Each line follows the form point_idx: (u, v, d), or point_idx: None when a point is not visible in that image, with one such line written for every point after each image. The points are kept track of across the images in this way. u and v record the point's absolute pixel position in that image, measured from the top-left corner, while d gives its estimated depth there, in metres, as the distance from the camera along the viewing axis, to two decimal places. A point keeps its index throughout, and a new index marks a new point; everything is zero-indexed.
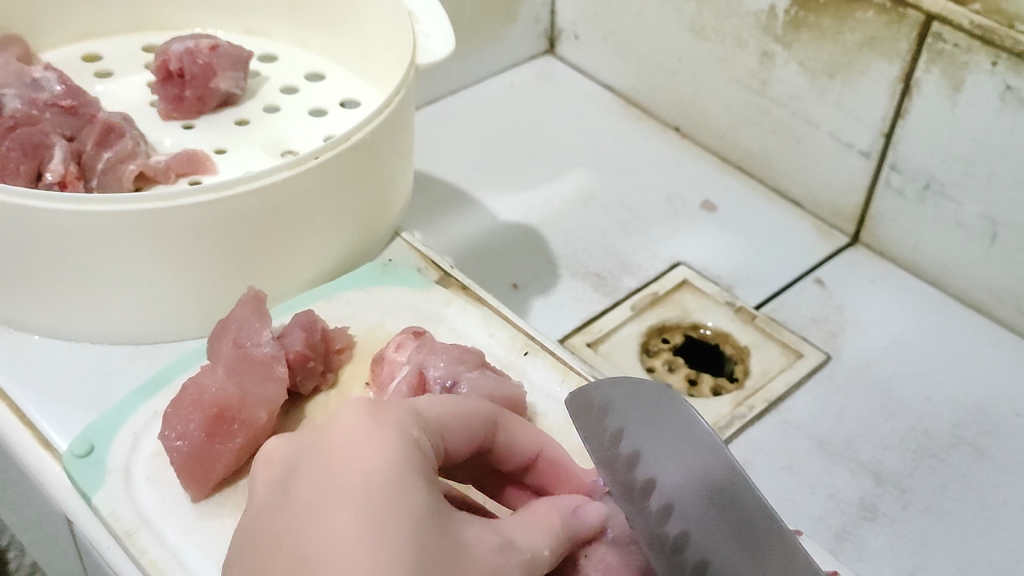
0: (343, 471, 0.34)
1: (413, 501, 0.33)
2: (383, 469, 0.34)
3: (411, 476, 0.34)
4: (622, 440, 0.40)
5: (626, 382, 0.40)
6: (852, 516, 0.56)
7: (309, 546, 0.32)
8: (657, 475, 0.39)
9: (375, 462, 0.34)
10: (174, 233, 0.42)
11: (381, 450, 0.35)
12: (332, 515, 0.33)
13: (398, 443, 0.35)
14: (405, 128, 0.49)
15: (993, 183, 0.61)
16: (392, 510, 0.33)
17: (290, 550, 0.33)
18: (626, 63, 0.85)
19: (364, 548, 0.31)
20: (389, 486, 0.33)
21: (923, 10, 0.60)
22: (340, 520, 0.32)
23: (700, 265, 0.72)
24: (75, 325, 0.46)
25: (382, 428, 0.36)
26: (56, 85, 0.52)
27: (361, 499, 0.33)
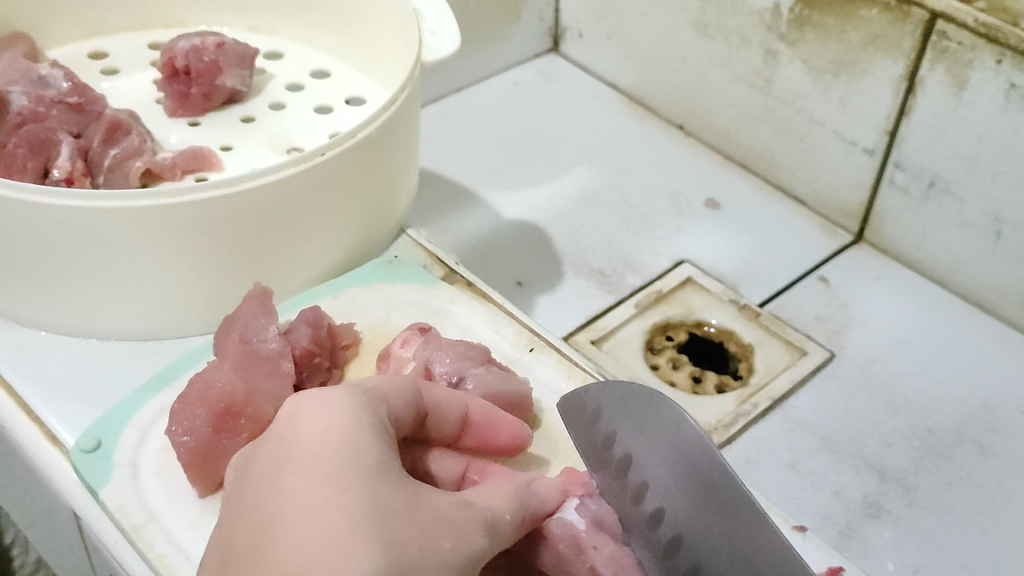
0: (297, 436, 0.35)
1: (368, 455, 0.35)
2: (337, 428, 0.35)
3: (365, 432, 0.36)
4: (614, 442, 0.41)
5: (615, 386, 0.41)
6: (857, 514, 0.56)
7: (269, 507, 0.34)
8: (648, 478, 0.40)
9: (330, 422, 0.36)
10: (182, 229, 0.43)
11: (334, 412, 0.36)
12: (287, 476, 0.34)
13: (350, 405, 0.36)
14: (410, 126, 0.49)
15: (997, 181, 0.61)
16: (348, 465, 0.34)
17: (250, 516, 0.34)
18: (630, 61, 0.85)
19: (321, 501, 0.33)
20: (342, 442, 0.35)
21: (927, 8, 0.60)
22: (296, 480, 0.34)
23: (704, 262, 0.72)
24: (82, 321, 0.46)
25: (338, 393, 0.37)
26: (64, 82, 0.52)
27: (316, 458, 0.34)
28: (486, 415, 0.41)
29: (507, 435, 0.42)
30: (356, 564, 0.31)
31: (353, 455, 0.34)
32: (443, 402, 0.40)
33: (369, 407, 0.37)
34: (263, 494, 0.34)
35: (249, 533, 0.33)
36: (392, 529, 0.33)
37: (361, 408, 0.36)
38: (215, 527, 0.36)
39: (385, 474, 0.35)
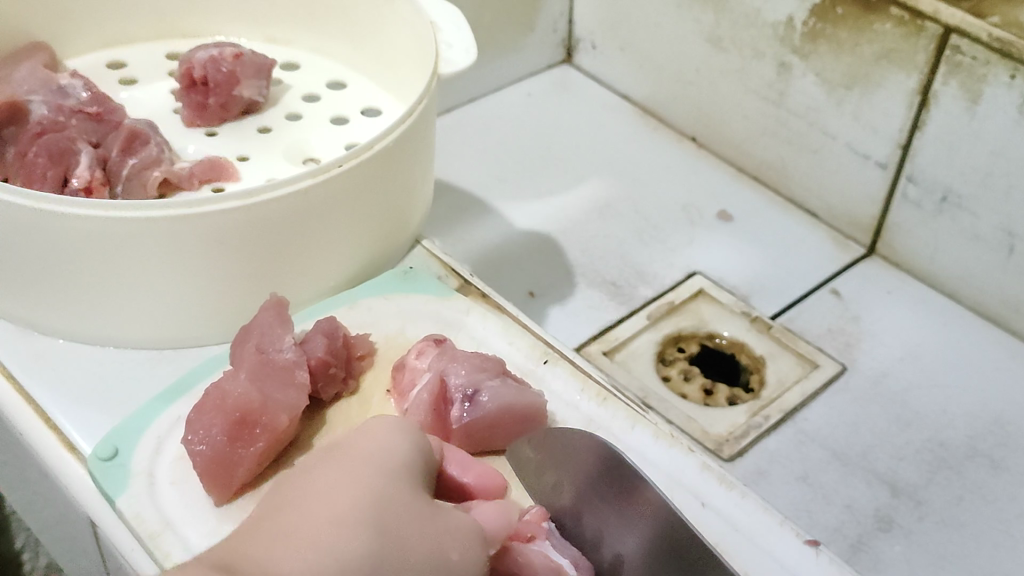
0: (358, 450, 0.38)
1: (402, 472, 0.37)
2: (379, 440, 0.38)
3: (411, 458, 0.38)
4: (562, 489, 0.42)
5: (548, 437, 0.42)
6: (869, 527, 0.57)
7: (297, 490, 0.36)
8: (602, 524, 0.41)
9: (387, 450, 0.38)
10: (201, 239, 0.43)
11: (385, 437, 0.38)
12: (316, 476, 0.37)
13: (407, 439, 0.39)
14: (426, 136, 0.50)
15: (1010, 196, 0.61)
16: (378, 473, 0.36)
17: (281, 496, 0.36)
18: (643, 72, 0.85)
19: (338, 505, 0.35)
20: (376, 450, 0.38)
21: (941, 23, 0.60)
22: (328, 479, 0.36)
23: (716, 274, 0.72)
24: (101, 330, 0.47)
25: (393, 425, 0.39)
26: (83, 92, 0.52)
27: (358, 470, 0.36)
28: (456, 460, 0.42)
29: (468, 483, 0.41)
30: (341, 557, 0.33)
31: (388, 470, 0.37)
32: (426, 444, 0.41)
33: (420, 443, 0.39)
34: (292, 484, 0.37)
35: (272, 508, 0.36)
36: (390, 537, 0.34)
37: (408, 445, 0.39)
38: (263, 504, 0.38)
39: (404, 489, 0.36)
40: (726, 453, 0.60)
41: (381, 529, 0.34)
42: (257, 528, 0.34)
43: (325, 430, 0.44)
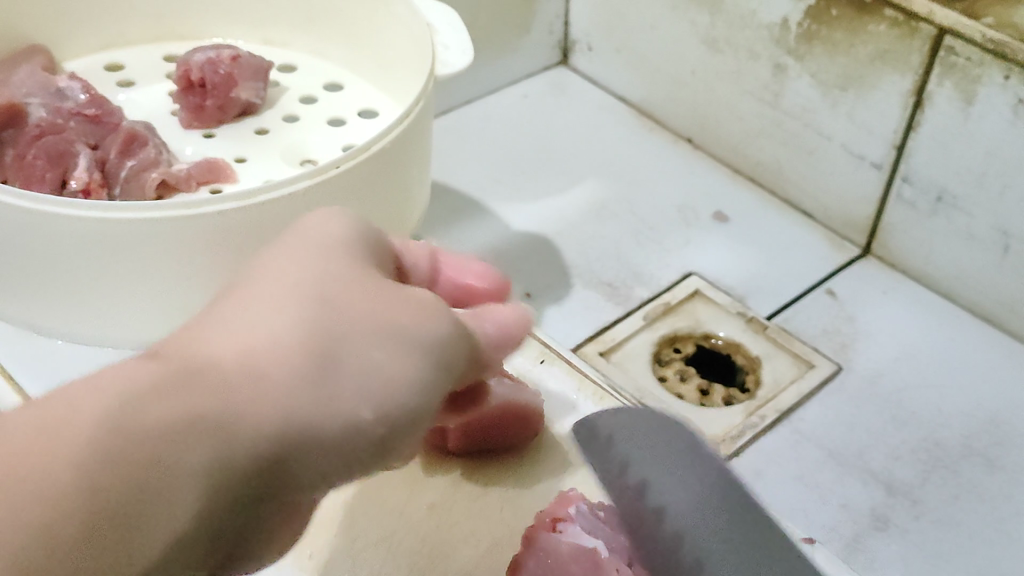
0: (307, 232, 0.36)
1: (346, 246, 0.36)
2: (329, 226, 0.36)
3: (361, 236, 0.37)
4: (629, 470, 0.45)
5: (627, 415, 0.47)
6: (865, 527, 0.56)
7: (246, 269, 0.35)
8: (664, 501, 0.44)
9: (325, 225, 0.36)
10: (198, 242, 0.43)
11: (330, 219, 0.37)
12: (256, 260, 0.35)
13: (353, 220, 0.37)
14: (423, 138, 0.50)
15: (1004, 196, 0.61)
16: (318, 253, 0.35)
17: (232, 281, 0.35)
18: (639, 73, 0.86)
19: (271, 286, 0.33)
20: (330, 232, 0.36)
21: (935, 24, 0.60)
22: (275, 258, 0.34)
23: (712, 275, 0.73)
24: (101, 335, 0.47)
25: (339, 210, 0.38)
26: (81, 94, 0.52)
27: (305, 247, 0.35)
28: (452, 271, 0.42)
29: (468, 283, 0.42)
30: (276, 331, 0.31)
31: (338, 250, 0.35)
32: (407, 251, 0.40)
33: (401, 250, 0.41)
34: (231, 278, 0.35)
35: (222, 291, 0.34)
36: (332, 304, 0.33)
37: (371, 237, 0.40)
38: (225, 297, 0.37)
39: (330, 254, 0.35)
40: (723, 453, 0.60)
41: (323, 300, 0.33)
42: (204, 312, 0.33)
43: None
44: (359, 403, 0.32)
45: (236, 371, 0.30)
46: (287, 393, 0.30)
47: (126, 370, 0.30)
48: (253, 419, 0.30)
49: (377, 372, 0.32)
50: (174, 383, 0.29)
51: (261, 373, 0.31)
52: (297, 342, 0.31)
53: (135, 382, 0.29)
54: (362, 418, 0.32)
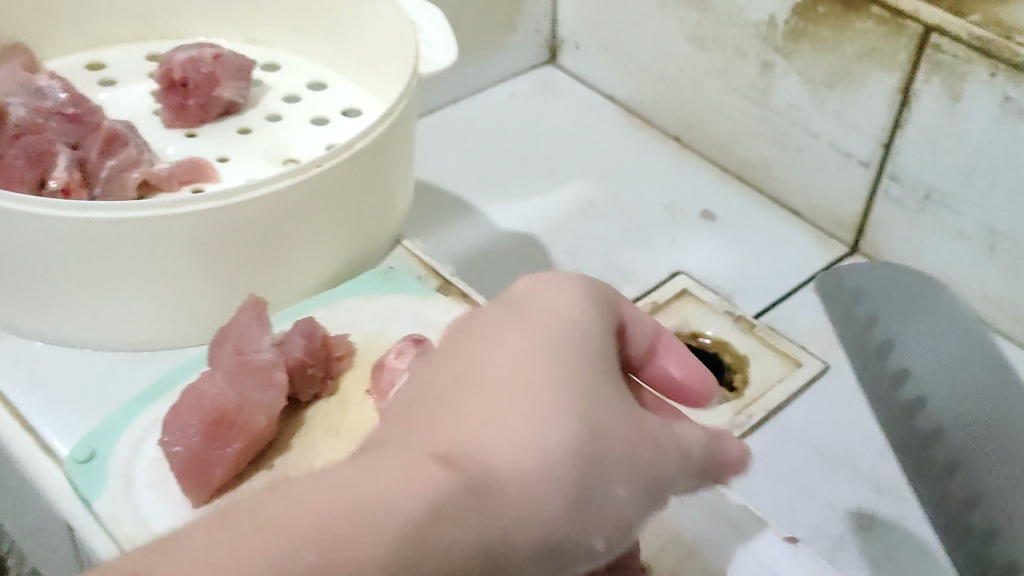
0: (543, 312, 0.35)
1: (592, 338, 0.35)
2: (571, 307, 0.36)
3: (604, 319, 0.36)
4: None
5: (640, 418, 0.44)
6: (852, 526, 0.55)
7: (484, 345, 0.34)
8: None
9: (564, 307, 0.35)
10: (177, 241, 0.43)
11: (562, 298, 0.36)
12: (494, 338, 0.34)
13: (587, 294, 0.36)
14: (406, 136, 0.50)
15: (991, 194, 0.61)
16: (571, 345, 0.34)
17: (465, 350, 0.34)
18: (626, 72, 0.86)
19: (530, 379, 0.32)
20: (573, 315, 0.35)
21: (921, 21, 0.60)
22: (520, 343, 0.34)
23: (700, 274, 0.72)
24: (79, 334, 0.47)
25: (575, 281, 0.37)
26: (61, 93, 0.51)
27: (549, 333, 0.34)
28: (671, 364, 0.39)
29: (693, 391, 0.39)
30: (550, 443, 0.31)
31: (582, 342, 0.34)
32: (637, 318, 0.39)
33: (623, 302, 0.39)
34: (462, 348, 0.34)
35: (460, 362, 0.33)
36: (598, 420, 0.32)
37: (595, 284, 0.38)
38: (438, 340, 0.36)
39: (519, 342, 0.34)
40: None
41: (589, 414, 0.32)
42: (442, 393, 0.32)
43: (304, 431, 0.45)
44: (601, 532, 0.32)
45: (518, 493, 0.30)
46: (549, 525, 0.30)
47: (426, 476, 0.29)
48: (516, 550, 0.30)
49: (621, 501, 0.32)
50: (468, 503, 0.29)
51: (534, 497, 0.30)
52: (574, 456, 0.31)
53: (440, 495, 0.28)
54: (597, 548, 0.32)
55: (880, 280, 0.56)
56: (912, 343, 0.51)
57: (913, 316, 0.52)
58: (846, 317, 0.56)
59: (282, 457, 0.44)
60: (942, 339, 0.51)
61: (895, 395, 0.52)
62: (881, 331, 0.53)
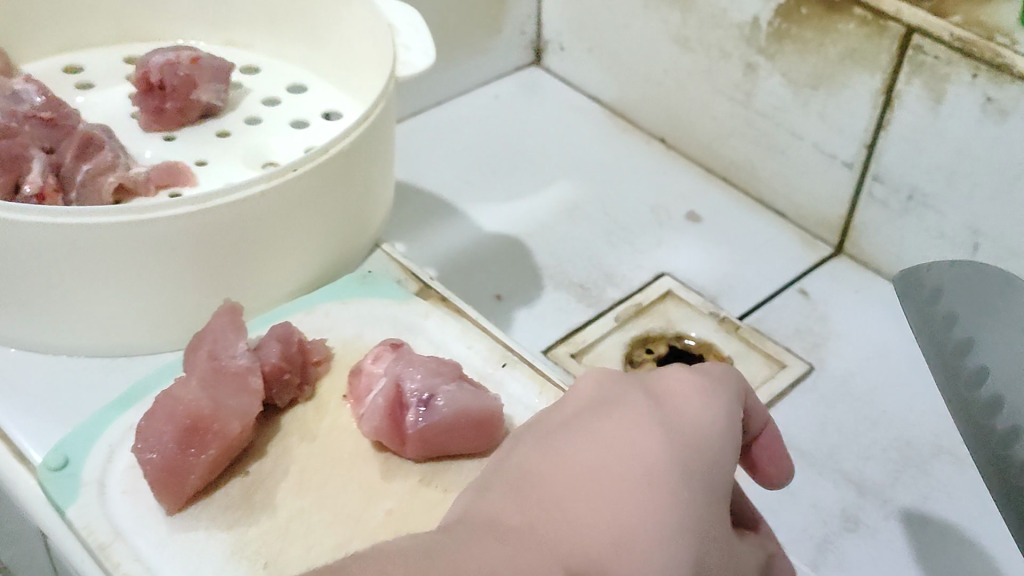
0: (680, 416, 0.37)
1: (715, 457, 0.37)
2: (703, 417, 0.38)
3: (732, 433, 0.38)
4: None
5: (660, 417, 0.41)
6: (835, 527, 0.55)
7: (611, 437, 0.36)
8: None
9: (702, 417, 0.38)
10: (149, 245, 0.43)
11: (697, 408, 0.38)
12: (625, 433, 0.36)
13: (719, 406, 0.38)
14: (385, 139, 0.50)
15: (974, 195, 0.61)
16: (694, 462, 0.36)
17: (590, 438, 0.36)
18: (610, 73, 0.86)
19: (654, 491, 0.34)
20: (700, 428, 0.37)
21: (903, 23, 0.60)
22: (649, 444, 0.36)
23: (684, 276, 0.72)
24: (53, 341, 0.47)
25: (709, 385, 0.39)
26: (37, 97, 0.51)
27: (679, 443, 0.36)
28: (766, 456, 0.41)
29: (768, 481, 0.41)
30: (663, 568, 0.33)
31: (705, 459, 0.37)
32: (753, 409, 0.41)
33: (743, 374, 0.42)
34: (597, 424, 0.37)
35: (584, 452, 0.36)
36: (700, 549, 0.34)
37: (729, 367, 0.41)
38: (563, 407, 0.39)
39: (670, 450, 0.36)
40: None
41: (694, 541, 0.34)
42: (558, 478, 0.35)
43: (280, 436, 0.45)
44: None
45: None
46: None
47: None
48: None
49: None
50: None
51: None
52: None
53: None
54: None
55: (959, 279, 0.47)
56: (1000, 346, 0.44)
57: (995, 310, 0.45)
58: (923, 318, 0.47)
59: (257, 464, 0.44)
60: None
61: (972, 396, 0.45)
62: (962, 327, 0.45)
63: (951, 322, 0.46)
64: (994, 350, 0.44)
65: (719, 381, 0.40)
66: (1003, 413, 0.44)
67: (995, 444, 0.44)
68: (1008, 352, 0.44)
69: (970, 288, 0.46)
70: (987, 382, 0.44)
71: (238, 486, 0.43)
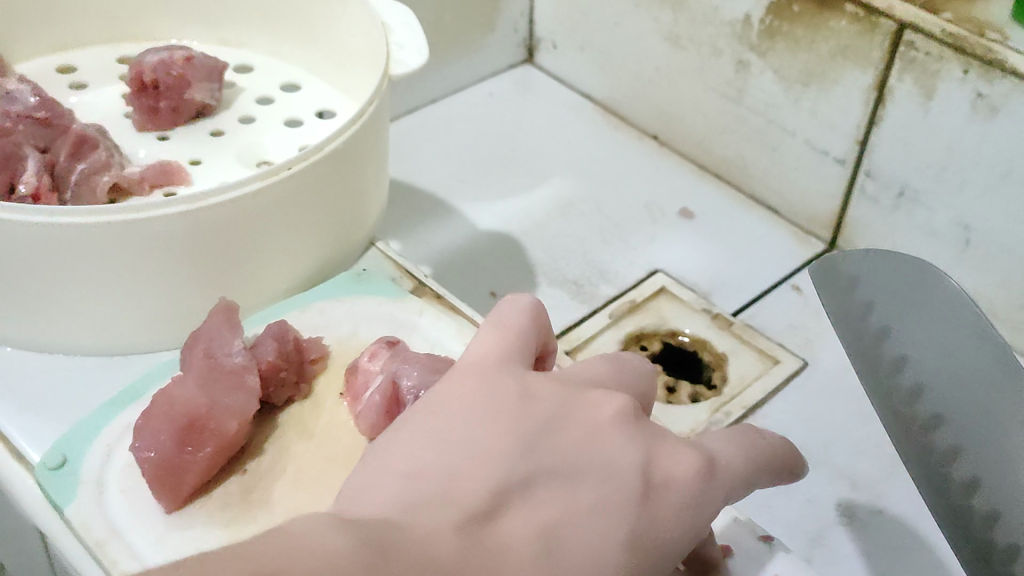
0: (662, 504, 0.36)
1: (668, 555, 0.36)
2: (681, 513, 0.37)
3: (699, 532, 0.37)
4: None
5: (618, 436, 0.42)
6: (829, 522, 0.55)
7: (588, 503, 0.35)
8: None
9: (682, 510, 0.37)
10: (145, 243, 0.43)
11: (682, 499, 0.37)
12: (605, 501, 0.35)
13: (703, 500, 0.37)
14: (378, 138, 0.50)
15: (964, 190, 0.61)
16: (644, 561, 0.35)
17: (568, 491, 0.35)
18: (603, 71, 0.86)
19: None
20: (674, 524, 0.36)
21: (895, 19, 0.60)
22: (618, 531, 0.35)
23: (677, 273, 0.72)
24: (50, 340, 0.47)
25: (706, 471, 0.38)
26: (31, 98, 0.50)
27: (642, 539, 0.35)
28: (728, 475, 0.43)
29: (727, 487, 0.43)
30: None
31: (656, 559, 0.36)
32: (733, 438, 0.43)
33: (760, 458, 0.41)
34: (585, 480, 0.35)
35: (557, 505, 0.34)
36: None
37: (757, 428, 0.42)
38: (571, 417, 0.37)
39: (632, 540, 0.35)
40: None
41: None
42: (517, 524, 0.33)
43: (278, 434, 0.46)
44: None
45: None
46: None
47: None
48: None
49: None
50: None
51: None
52: None
53: None
54: None
55: (873, 269, 0.50)
56: (916, 331, 0.47)
57: (916, 310, 0.48)
58: (845, 304, 0.51)
59: (255, 462, 0.44)
60: (948, 332, 0.46)
61: (895, 382, 0.48)
62: (877, 316, 0.49)
63: (868, 310, 0.50)
64: (914, 341, 0.47)
65: (717, 481, 0.38)
66: (924, 400, 0.46)
67: (918, 430, 0.47)
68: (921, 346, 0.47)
69: (893, 281, 0.49)
70: (908, 370, 0.47)
71: (235, 484, 0.43)
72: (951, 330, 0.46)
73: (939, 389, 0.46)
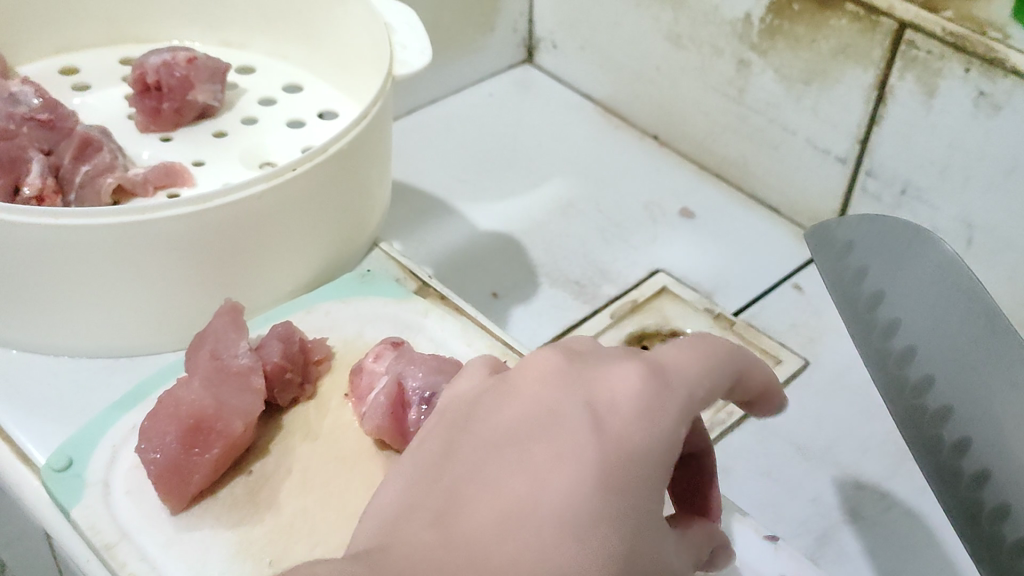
0: (608, 429, 0.33)
1: (640, 477, 0.33)
2: (638, 430, 0.33)
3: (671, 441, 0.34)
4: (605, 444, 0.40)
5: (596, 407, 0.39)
6: (834, 520, 0.55)
7: (516, 460, 0.32)
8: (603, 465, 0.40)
9: (636, 426, 0.33)
10: (153, 245, 0.43)
11: (638, 420, 0.34)
12: (541, 453, 0.32)
13: (662, 412, 0.34)
14: (382, 138, 0.50)
15: (967, 186, 0.61)
16: (607, 488, 0.32)
17: (502, 458, 0.33)
18: (603, 71, 0.86)
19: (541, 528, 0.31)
20: (631, 442, 0.33)
21: (895, 18, 0.60)
22: (560, 470, 0.32)
23: (679, 273, 0.72)
24: (55, 343, 0.47)
25: (656, 381, 0.35)
26: (34, 99, 0.50)
27: (594, 464, 0.32)
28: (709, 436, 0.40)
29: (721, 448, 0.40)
30: None
31: (625, 482, 0.32)
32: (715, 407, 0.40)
33: (731, 362, 0.37)
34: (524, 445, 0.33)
35: (491, 478, 0.32)
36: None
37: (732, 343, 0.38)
38: (497, 400, 0.35)
39: (582, 471, 0.32)
40: None
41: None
42: (451, 513, 0.31)
43: (283, 435, 0.46)
44: None
45: None
46: None
47: None
48: None
49: None
50: None
51: None
52: None
53: None
54: None
55: (865, 233, 0.51)
56: (903, 293, 0.48)
57: (905, 268, 0.49)
58: (836, 271, 0.52)
59: (261, 463, 0.44)
60: (934, 297, 0.47)
61: (886, 345, 0.48)
62: (870, 281, 0.50)
63: (861, 273, 0.50)
64: (902, 305, 0.48)
65: (676, 384, 0.35)
66: (914, 362, 0.47)
67: (908, 393, 0.47)
68: (915, 312, 0.47)
69: (879, 243, 0.50)
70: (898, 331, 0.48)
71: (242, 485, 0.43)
72: (934, 283, 0.47)
73: (931, 348, 0.46)
